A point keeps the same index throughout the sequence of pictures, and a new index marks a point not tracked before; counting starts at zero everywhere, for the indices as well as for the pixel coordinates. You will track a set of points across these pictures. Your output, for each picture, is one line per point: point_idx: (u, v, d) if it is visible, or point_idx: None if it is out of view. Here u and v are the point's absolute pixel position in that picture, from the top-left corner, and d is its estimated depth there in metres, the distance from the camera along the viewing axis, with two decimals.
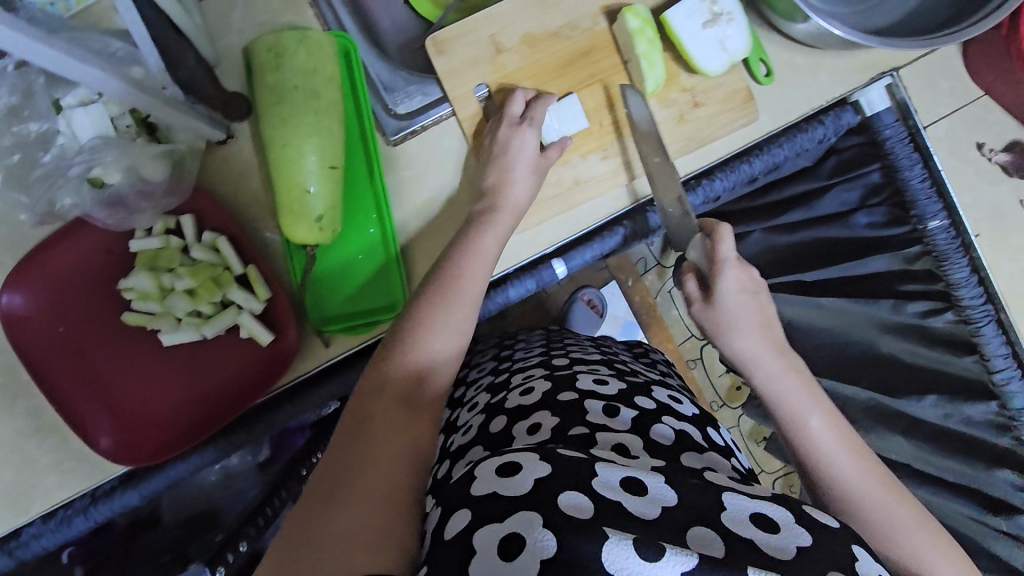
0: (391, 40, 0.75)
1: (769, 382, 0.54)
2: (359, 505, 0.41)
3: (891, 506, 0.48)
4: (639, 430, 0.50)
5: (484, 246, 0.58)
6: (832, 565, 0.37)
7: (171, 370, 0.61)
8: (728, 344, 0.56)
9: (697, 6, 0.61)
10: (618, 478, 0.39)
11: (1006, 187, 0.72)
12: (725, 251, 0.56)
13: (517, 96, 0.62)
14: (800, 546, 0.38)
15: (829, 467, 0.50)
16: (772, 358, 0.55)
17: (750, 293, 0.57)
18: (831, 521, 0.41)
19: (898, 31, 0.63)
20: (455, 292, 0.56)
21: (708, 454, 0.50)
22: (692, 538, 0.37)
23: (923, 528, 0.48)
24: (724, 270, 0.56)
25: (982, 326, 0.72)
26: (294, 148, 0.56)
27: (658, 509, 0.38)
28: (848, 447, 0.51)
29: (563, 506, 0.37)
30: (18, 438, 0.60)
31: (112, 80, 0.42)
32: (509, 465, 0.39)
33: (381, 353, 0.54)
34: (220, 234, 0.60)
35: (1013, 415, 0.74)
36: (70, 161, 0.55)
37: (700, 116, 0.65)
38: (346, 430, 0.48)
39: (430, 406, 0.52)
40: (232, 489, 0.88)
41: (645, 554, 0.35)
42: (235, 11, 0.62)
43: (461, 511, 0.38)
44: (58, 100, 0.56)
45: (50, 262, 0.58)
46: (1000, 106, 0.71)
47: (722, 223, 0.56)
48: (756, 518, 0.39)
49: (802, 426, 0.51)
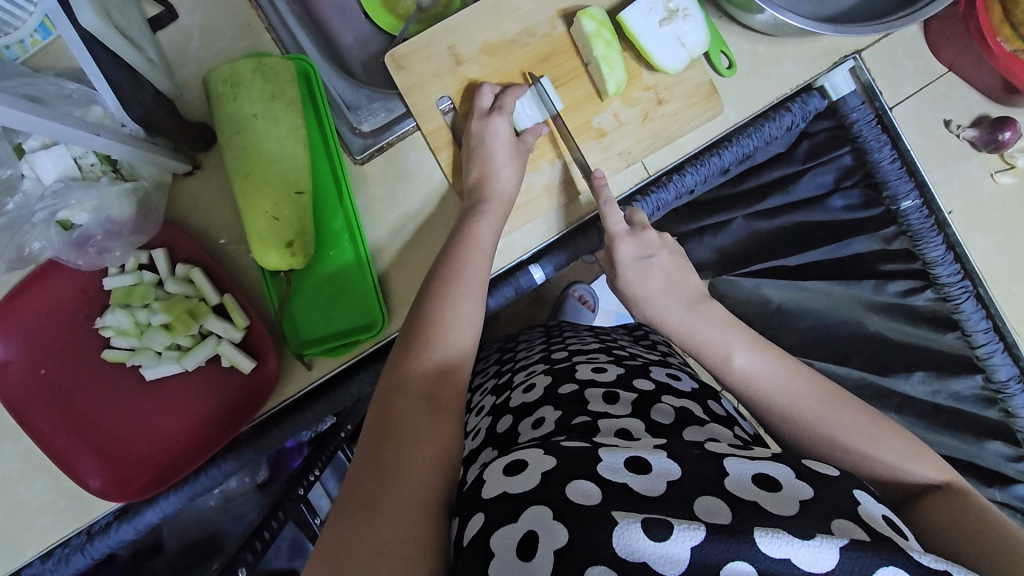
0: (354, 56, 0.75)
1: (692, 336, 0.60)
2: (394, 513, 0.40)
3: (830, 413, 0.51)
4: (641, 412, 0.49)
5: (470, 245, 0.58)
6: (837, 514, 0.37)
7: (158, 403, 0.61)
8: (648, 310, 0.63)
9: (652, 5, 0.61)
10: (622, 460, 0.39)
11: (977, 160, 0.75)
12: (611, 224, 0.62)
13: (481, 97, 0.62)
14: (803, 498, 0.37)
15: (768, 388, 0.54)
16: (684, 313, 0.61)
17: (646, 258, 0.63)
18: (829, 470, 0.41)
19: (855, 15, 0.63)
20: (442, 295, 0.55)
21: (709, 426, 0.50)
22: (699, 508, 0.36)
23: (870, 433, 0.50)
24: (616, 245, 0.63)
25: (961, 302, 0.75)
26: (258, 176, 0.56)
27: (664, 484, 0.38)
28: (783, 369, 0.54)
29: (574, 497, 0.36)
30: (9, 482, 0.60)
31: (66, 126, 0.42)
32: (515, 465, 0.40)
33: (397, 358, 0.52)
34: (193, 265, 0.60)
35: (999, 388, 0.76)
36: (31, 207, 0.54)
37: (665, 113, 0.65)
38: (371, 435, 0.47)
39: (451, 404, 0.50)
40: (232, 512, 0.88)
41: (653, 533, 0.34)
42: (193, 41, 0.62)
43: (477, 514, 0.38)
44: (19, 144, 0.54)
45: (26, 307, 0.59)
46: (964, 82, 0.72)
47: (604, 200, 0.62)
48: (757, 478, 0.39)
49: (726, 361, 0.56)
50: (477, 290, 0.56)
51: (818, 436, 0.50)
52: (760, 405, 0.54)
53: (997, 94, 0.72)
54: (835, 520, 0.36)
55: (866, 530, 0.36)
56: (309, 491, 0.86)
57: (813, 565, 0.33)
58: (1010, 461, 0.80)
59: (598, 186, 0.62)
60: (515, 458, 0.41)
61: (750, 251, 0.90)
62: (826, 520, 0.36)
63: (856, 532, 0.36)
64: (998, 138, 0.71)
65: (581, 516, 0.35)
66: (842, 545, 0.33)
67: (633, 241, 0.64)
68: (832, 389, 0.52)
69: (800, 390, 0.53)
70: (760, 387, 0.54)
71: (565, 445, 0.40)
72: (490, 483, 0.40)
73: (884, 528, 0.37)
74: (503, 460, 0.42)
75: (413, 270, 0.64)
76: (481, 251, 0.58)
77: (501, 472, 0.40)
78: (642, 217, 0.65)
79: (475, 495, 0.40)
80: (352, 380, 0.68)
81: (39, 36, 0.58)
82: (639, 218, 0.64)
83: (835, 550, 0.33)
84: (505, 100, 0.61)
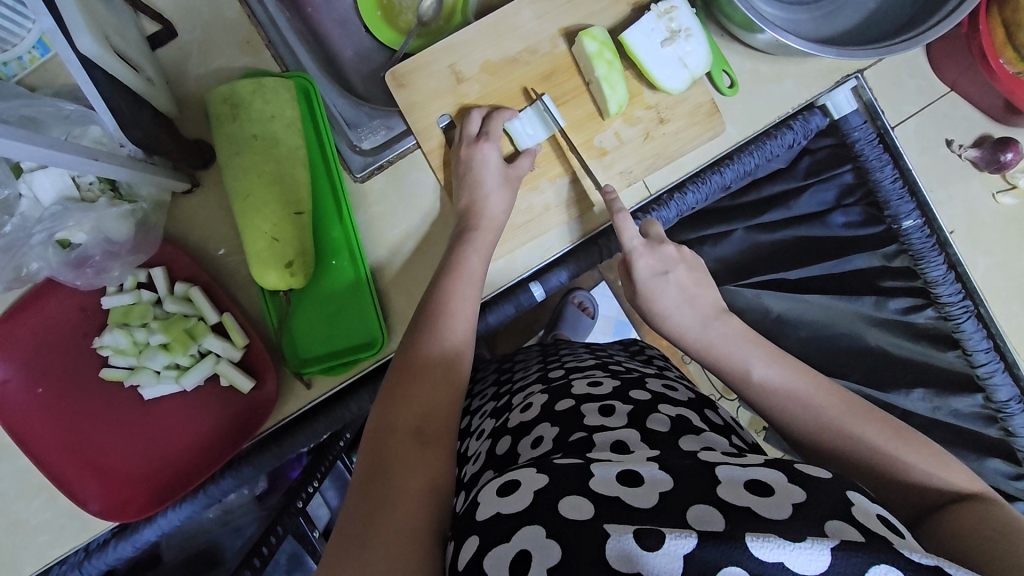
0: (355, 71, 0.74)
1: (706, 353, 0.60)
2: (388, 548, 0.40)
3: (854, 425, 0.50)
4: (636, 422, 0.49)
5: (452, 280, 0.59)
6: (829, 515, 0.35)
7: (155, 422, 0.61)
8: (665, 322, 0.63)
9: (654, 25, 0.61)
10: (613, 474, 0.38)
11: (979, 180, 0.75)
12: (628, 240, 0.62)
13: (470, 124, 0.62)
14: (796, 503, 0.35)
15: (773, 398, 0.54)
16: (700, 330, 0.61)
17: (663, 275, 0.63)
18: (822, 472, 0.39)
19: (858, 38, 0.63)
20: (428, 327, 0.56)
21: (706, 435, 0.49)
22: (692, 515, 0.35)
23: (879, 429, 0.49)
24: (634, 258, 0.63)
25: (961, 321, 0.76)
26: (257, 198, 0.56)
27: (656, 496, 0.36)
28: (810, 381, 0.54)
29: (566, 511, 0.35)
30: (7, 501, 0.60)
31: (63, 153, 0.41)
32: (508, 485, 0.39)
33: (388, 395, 0.52)
34: (192, 284, 0.60)
35: (999, 407, 0.77)
36: (30, 229, 0.54)
37: (667, 132, 0.64)
38: (365, 471, 0.47)
39: (443, 436, 0.50)
40: (231, 525, 0.88)
41: (646, 544, 0.32)
42: (192, 59, 0.62)
43: (472, 537, 0.37)
44: (17, 163, 0.53)
45: (24, 325, 0.58)
46: (966, 101, 0.72)
47: (620, 211, 0.61)
48: (749, 483, 0.37)
49: (738, 367, 0.57)
50: (467, 319, 0.58)
51: (836, 436, 0.50)
52: (777, 419, 0.54)
53: (999, 114, 0.72)
54: (829, 522, 0.34)
55: (860, 531, 0.34)
56: (307, 504, 0.86)
57: (807, 568, 0.32)
58: (1010, 479, 0.80)
59: (610, 200, 0.62)
60: (509, 478, 0.40)
61: (751, 262, 0.89)
62: (819, 522, 0.34)
63: (849, 533, 0.34)
64: (1000, 159, 0.72)
65: (577, 541, 0.34)
66: (834, 546, 0.32)
67: (651, 255, 0.64)
68: (854, 400, 0.51)
69: (815, 410, 0.52)
70: (779, 404, 0.53)
71: (558, 463, 0.40)
72: (485, 503, 0.39)
73: (878, 528, 0.35)
74: (497, 481, 0.41)
75: (413, 288, 0.64)
76: (470, 282, 0.59)
77: (495, 493, 0.39)
78: (659, 228, 0.65)
79: (471, 518, 0.39)
80: (352, 398, 0.67)
81: (38, 53, 0.58)
82: (655, 232, 0.65)
83: (828, 552, 0.32)
84: (491, 127, 0.61)
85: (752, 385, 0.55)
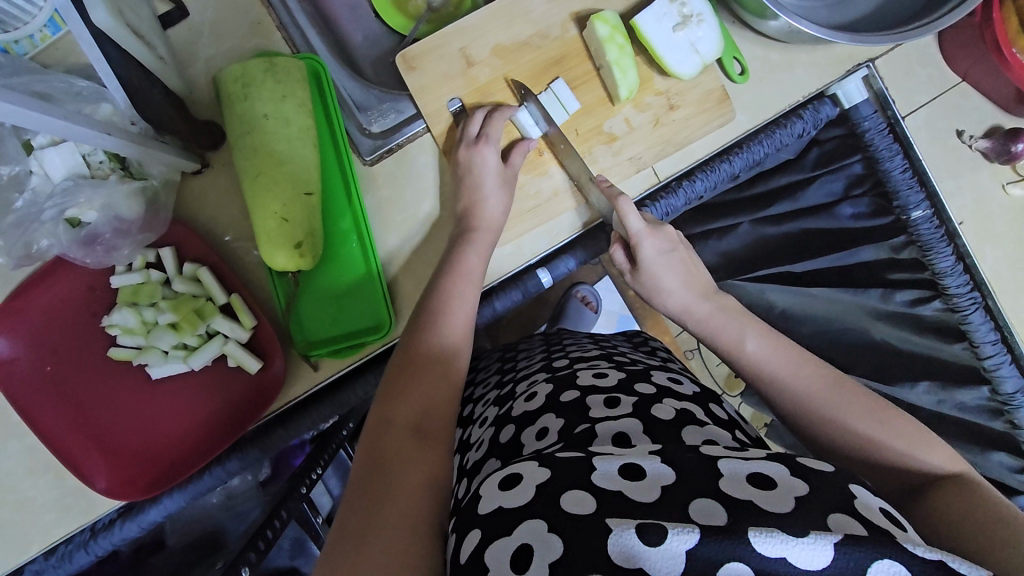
0: (364, 56, 0.74)
1: (702, 325, 0.61)
2: (386, 541, 0.40)
3: (839, 404, 0.50)
4: (641, 412, 0.49)
5: (459, 268, 0.59)
6: (833, 508, 0.35)
7: (160, 405, 0.61)
8: (662, 301, 0.63)
9: (665, 9, 0.61)
10: (616, 467, 0.38)
11: (988, 170, 0.76)
12: (630, 224, 0.59)
13: (479, 112, 0.62)
14: (799, 497, 0.35)
15: (774, 390, 0.53)
16: (706, 319, 0.61)
17: (667, 253, 0.62)
18: (824, 465, 0.38)
19: (873, 23, 0.63)
20: (431, 319, 0.57)
21: (709, 428, 0.48)
22: (694, 509, 0.34)
23: (881, 418, 0.49)
24: (641, 242, 0.60)
25: (970, 313, 0.75)
26: (268, 176, 0.56)
27: (658, 489, 0.36)
28: (794, 353, 0.54)
29: (568, 506, 0.35)
30: (12, 480, 0.60)
31: (76, 126, 0.41)
32: (510, 478, 0.39)
33: (386, 392, 0.52)
34: (201, 264, 0.60)
35: (1006, 400, 0.76)
36: (42, 206, 0.54)
37: (677, 119, 0.64)
38: (363, 466, 0.46)
39: (441, 433, 0.50)
40: (234, 510, 0.88)
41: (647, 539, 0.32)
42: (203, 39, 0.62)
43: (473, 531, 0.37)
44: (28, 141, 0.54)
45: (32, 304, 0.59)
46: (977, 92, 0.73)
47: (622, 196, 0.58)
48: (752, 477, 0.37)
49: (739, 348, 0.56)
50: (467, 308, 0.58)
51: (829, 424, 0.50)
52: (773, 395, 0.54)
53: (1009, 105, 0.72)
54: (831, 516, 0.34)
55: (864, 524, 0.34)
56: (309, 491, 0.86)
57: (810, 563, 0.31)
58: (1013, 472, 0.79)
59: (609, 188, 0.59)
60: (511, 471, 0.39)
61: (756, 255, 0.90)
62: (822, 515, 0.34)
63: (852, 527, 0.34)
64: (1010, 149, 0.72)
65: (579, 526, 0.34)
66: (837, 541, 0.31)
67: (656, 235, 0.62)
68: (842, 376, 0.52)
69: (794, 392, 0.52)
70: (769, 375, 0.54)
71: (559, 455, 0.39)
72: (486, 498, 0.38)
73: (881, 521, 0.35)
74: (498, 475, 0.40)
75: (418, 270, 0.64)
76: (471, 269, 0.59)
77: (497, 486, 0.39)
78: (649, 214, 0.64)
79: (473, 510, 0.38)
80: (357, 383, 0.67)
81: (49, 31, 0.58)
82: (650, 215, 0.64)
83: (830, 547, 0.31)
84: (499, 117, 0.61)
85: (743, 356, 0.55)
